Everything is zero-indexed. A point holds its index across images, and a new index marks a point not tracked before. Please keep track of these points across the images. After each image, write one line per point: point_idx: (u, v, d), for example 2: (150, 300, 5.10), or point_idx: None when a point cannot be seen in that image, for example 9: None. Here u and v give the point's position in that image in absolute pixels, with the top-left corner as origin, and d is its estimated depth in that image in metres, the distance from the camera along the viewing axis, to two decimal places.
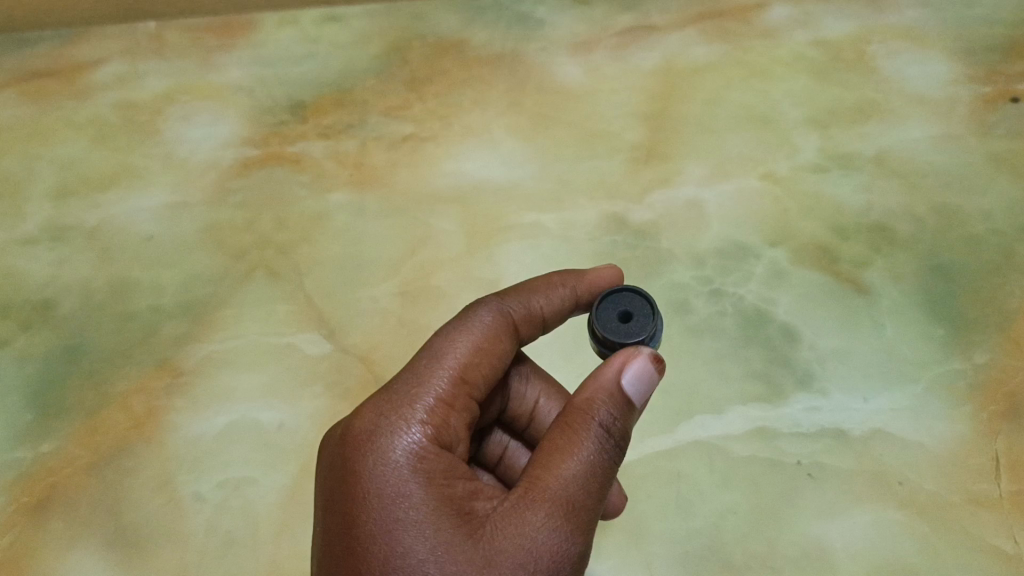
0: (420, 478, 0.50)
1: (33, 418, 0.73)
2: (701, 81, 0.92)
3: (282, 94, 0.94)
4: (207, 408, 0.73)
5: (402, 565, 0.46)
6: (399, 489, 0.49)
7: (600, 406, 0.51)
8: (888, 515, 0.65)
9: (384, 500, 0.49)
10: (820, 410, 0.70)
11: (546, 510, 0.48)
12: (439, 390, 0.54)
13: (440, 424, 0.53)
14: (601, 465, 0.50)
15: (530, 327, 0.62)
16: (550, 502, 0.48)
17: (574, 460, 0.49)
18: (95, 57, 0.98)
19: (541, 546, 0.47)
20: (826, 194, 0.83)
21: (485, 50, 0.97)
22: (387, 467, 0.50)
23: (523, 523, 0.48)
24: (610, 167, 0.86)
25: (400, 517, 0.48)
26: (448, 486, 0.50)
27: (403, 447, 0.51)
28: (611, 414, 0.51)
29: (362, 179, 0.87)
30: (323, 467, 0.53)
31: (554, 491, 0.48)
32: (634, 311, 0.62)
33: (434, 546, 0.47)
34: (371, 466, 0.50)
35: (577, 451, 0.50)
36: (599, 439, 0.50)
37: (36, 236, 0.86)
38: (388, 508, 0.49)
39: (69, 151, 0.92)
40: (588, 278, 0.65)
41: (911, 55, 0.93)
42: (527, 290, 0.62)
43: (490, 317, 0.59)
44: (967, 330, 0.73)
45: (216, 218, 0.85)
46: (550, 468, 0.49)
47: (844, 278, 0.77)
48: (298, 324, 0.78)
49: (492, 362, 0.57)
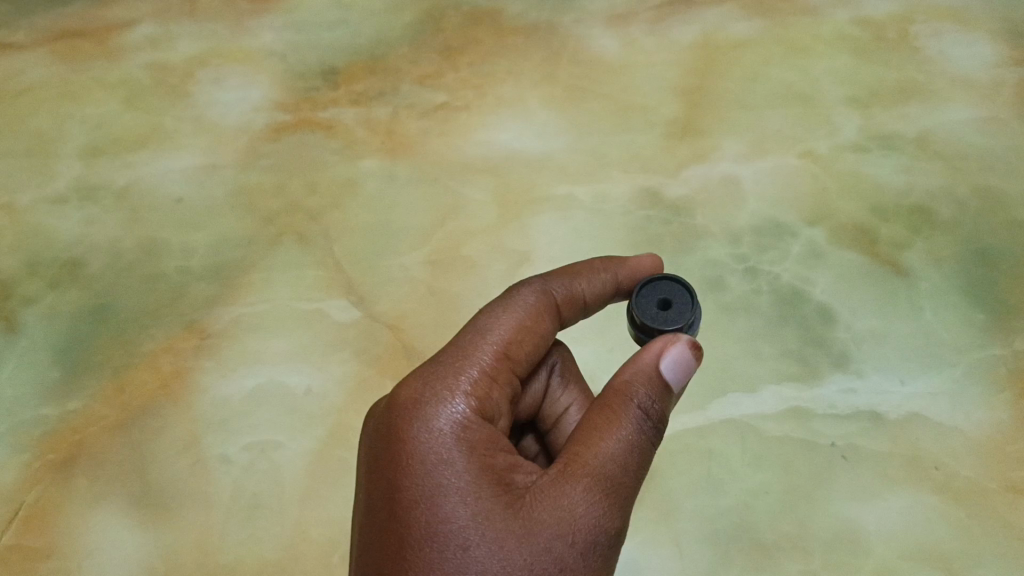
0: (463, 447, 0.49)
1: (60, 375, 0.73)
2: (740, 57, 0.90)
3: (314, 60, 0.93)
4: (235, 370, 0.73)
5: (444, 530, 0.46)
6: (442, 456, 0.49)
7: (638, 389, 0.51)
8: (923, 500, 0.64)
9: (427, 465, 0.48)
10: (856, 391, 0.69)
11: (585, 485, 0.47)
12: (483, 363, 0.53)
13: (483, 396, 0.52)
14: (640, 446, 0.49)
15: (572, 310, 0.60)
16: (589, 477, 0.47)
17: (613, 439, 0.49)
18: (127, 18, 0.98)
19: (579, 520, 0.46)
20: (866, 174, 0.81)
21: (520, 20, 0.95)
22: (430, 435, 0.50)
23: (562, 496, 0.47)
24: (645, 141, 0.84)
25: (443, 482, 0.48)
26: (490, 456, 0.49)
27: (447, 416, 0.50)
28: (650, 397, 0.50)
29: (394, 147, 0.86)
30: (367, 434, 0.53)
31: (592, 468, 0.48)
32: (672, 299, 0.61)
33: (475, 513, 0.46)
34: (414, 433, 0.50)
35: (616, 431, 0.49)
36: (638, 420, 0.50)
37: (66, 194, 0.85)
38: (431, 474, 0.48)
39: (100, 112, 0.91)
40: (630, 265, 0.63)
41: (956, 36, 0.91)
42: (570, 272, 0.61)
43: (534, 296, 0.58)
44: (1007, 316, 0.72)
45: (246, 182, 0.85)
46: (589, 445, 0.48)
47: (883, 260, 0.76)
48: (327, 289, 0.77)
49: (534, 340, 0.56)
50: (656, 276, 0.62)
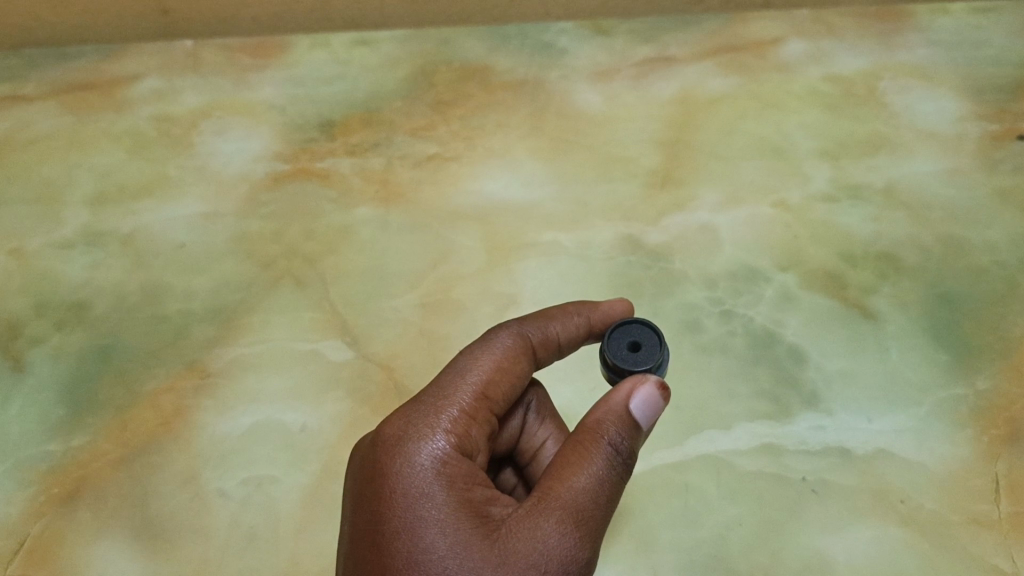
0: (443, 481, 0.52)
1: (65, 413, 0.76)
2: (717, 111, 0.95)
3: (313, 112, 0.98)
4: (234, 408, 0.76)
5: (424, 560, 0.49)
6: (423, 490, 0.52)
7: (609, 427, 0.54)
8: (890, 531, 0.67)
9: (409, 498, 0.51)
10: (825, 428, 0.72)
11: (557, 518, 0.51)
12: (463, 402, 0.57)
13: (463, 433, 0.56)
14: (610, 480, 0.52)
15: (547, 352, 0.64)
16: (562, 510, 0.51)
17: (585, 473, 0.52)
18: (134, 72, 1.03)
19: (552, 550, 0.50)
20: (836, 223, 0.86)
21: (509, 76, 1.00)
22: (412, 470, 0.53)
23: (536, 528, 0.50)
24: (627, 191, 0.89)
25: (424, 515, 0.51)
26: (468, 489, 0.53)
27: (428, 452, 0.54)
28: (620, 434, 0.54)
29: (388, 196, 0.90)
30: (353, 469, 0.56)
31: (565, 501, 0.51)
32: (642, 343, 0.65)
33: (454, 544, 0.49)
34: (397, 468, 0.53)
35: (587, 466, 0.52)
36: (608, 456, 0.53)
37: (73, 239, 0.89)
38: (412, 507, 0.51)
39: (107, 161, 0.95)
40: (602, 309, 0.67)
41: (921, 92, 0.96)
42: (545, 316, 0.64)
43: (511, 338, 0.62)
44: (969, 357, 0.76)
45: (247, 228, 0.89)
46: (562, 480, 0.52)
47: (852, 303, 0.80)
48: (322, 331, 0.80)
49: (511, 381, 0.60)
50: (627, 321, 0.67)
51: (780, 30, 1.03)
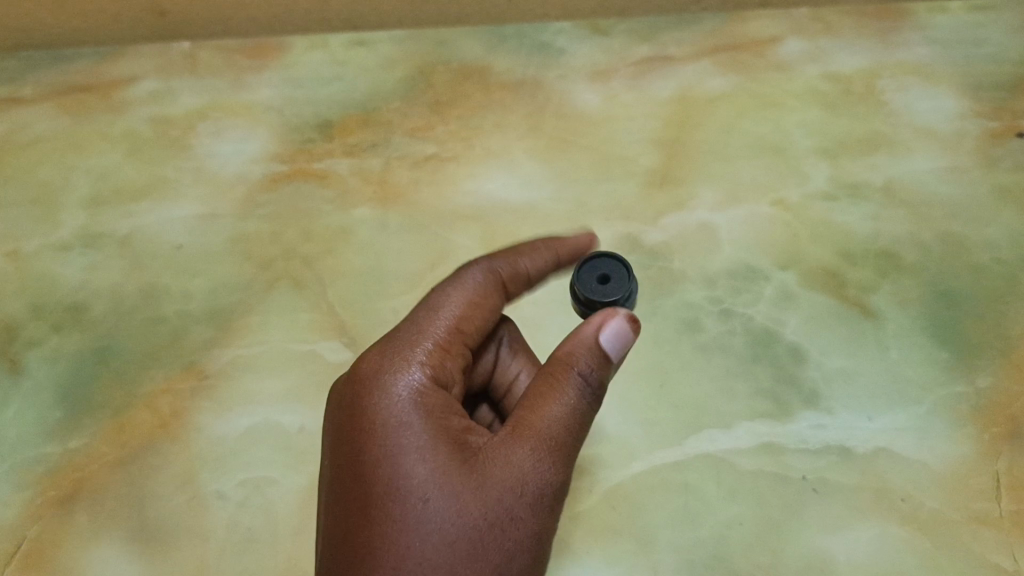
0: (420, 411, 0.55)
1: (62, 415, 0.76)
2: (715, 110, 0.95)
3: (310, 113, 0.98)
4: (232, 410, 0.76)
5: (405, 484, 0.52)
6: (401, 419, 0.54)
7: (581, 358, 0.56)
8: (890, 530, 0.67)
9: (387, 425, 0.54)
10: (825, 427, 0.72)
11: (530, 446, 0.53)
12: (435, 337, 0.59)
13: (437, 365, 0.58)
14: (580, 410, 0.55)
15: (515, 285, 0.66)
16: (534, 439, 0.53)
17: (557, 403, 0.54)
18: (131, 74, 1.02)
19: (526, 474, 0.53)
20: (835, 221, 0.85)
21: (507, 76, 1.00)
22: (390, 401, 0.55)
23: (510, 455, 0.53)
24: (626, 191, 0.89)
25: (401, 443, 0.53)
26: (445, 418, 0.55)
27: (405, 383, 0.56)
28: (591, 365, 0.56)
29: (386, 196, 0.90)
30: (332, 400, 0.58)
31: (538, 429, 0.54)
32: (611, 273, 0.68)
33: (433, 469, 0.52)
34: (376, 398, 0.55)
35: (559, 396, 0.55)
36: (579, 386, 0.55)
37: (70, 242, 0.89)
38: (391, 434, 0.54)
39: (104, 163, 0.95)
40: (567, 243, 0.70)
41: (920, 90, 0.96)
42: (513, 251, 0.67)
43: (480, 275, 0.64)
44: (970, 355, 0.76)
45: (245, 229, 0.88)
46: (534, 409, 0.54)
47: (852, 301, 0.79)
48: (320, 331, 0.80)
49: (481, 316, 0.62)
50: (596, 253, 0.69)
51: (779, 28, 1.03)
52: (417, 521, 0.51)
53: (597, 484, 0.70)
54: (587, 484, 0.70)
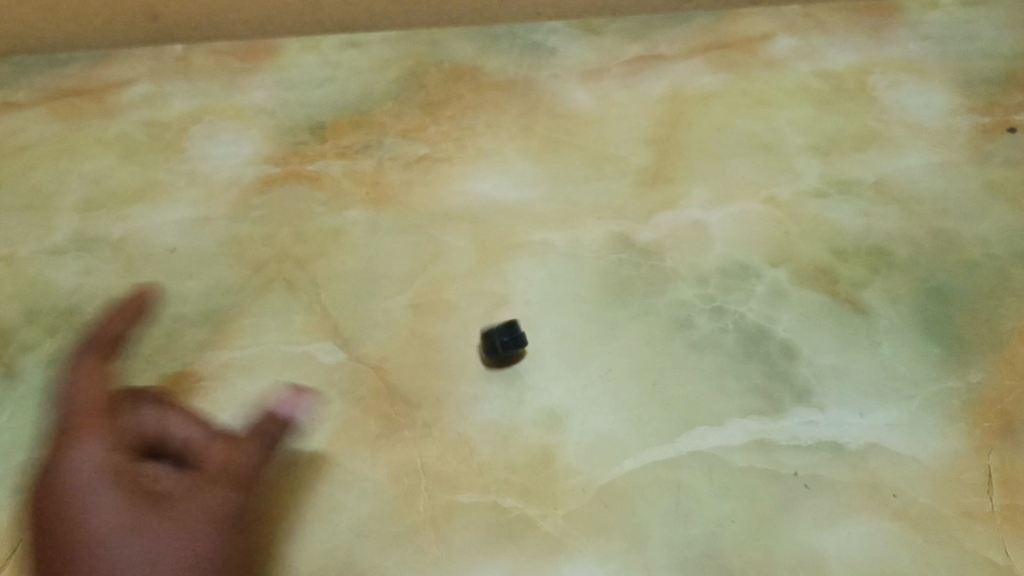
0: (103, 470, 0.67)
1: (56, 420, 0.75)
2: (707, 108, 0.95)
3: (303, 116, 0.98)
4: (225, 410, 0.76)
5: (94, 537, 0.62)
6: (92, 477, 0.66)
7: (227, 468, 0.68)
8: (883, 526, 0.67)
9: (62, 492, 0.67)
10: (817, 424, 0.72)
11: (190, 518, 0.65)
12: (104, 411, 0.71)
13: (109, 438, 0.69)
14: (225, 507, 0.67)
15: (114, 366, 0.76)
16: (193, 514, 0.65)
17: (219, 493, 0.67)
18: (125, 78, 1.03)
19: (165, 539, 0.63)
20: (826, 218, 0.85)
21: (499, 76, 1.00)
22: (82, 455, 0.67)
23: (154, 522, 0.64)
24: (617, 190, 0.89)
25: (79, 493, 0.65)
26: (119, 479, 0.67)
27: (84, 449, 0.68)
28: (218, 474, 0.68)
29: (378, 197, 0.90)
30: (40, 467, 0.70)
31: (199, 510, 0.65)
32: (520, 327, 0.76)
33: (119, 530, 0.62)
34: (83, 455, 0.67)
35: (219, 492, 0.67)
36: (228, 491, 0.67)
37: (64, 246, 0.89)
38: (68, 498, 0.65)
39: (97, 166, 0.95)
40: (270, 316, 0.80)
41: (911, 86, 0.96)
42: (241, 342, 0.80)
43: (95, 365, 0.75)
44: (961, 350, 0.76)
45: (238, 232, 0.88)
46: (199, 494, 0.66)
47: (843, 298, 0.80)
48: (313, 333, 0.80)
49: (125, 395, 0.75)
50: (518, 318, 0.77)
51: (770, 26, 1.03)
52: (112, 565, 0.61)
53: (589, 483, 0.70)
54: (580, 483, 0.70)
